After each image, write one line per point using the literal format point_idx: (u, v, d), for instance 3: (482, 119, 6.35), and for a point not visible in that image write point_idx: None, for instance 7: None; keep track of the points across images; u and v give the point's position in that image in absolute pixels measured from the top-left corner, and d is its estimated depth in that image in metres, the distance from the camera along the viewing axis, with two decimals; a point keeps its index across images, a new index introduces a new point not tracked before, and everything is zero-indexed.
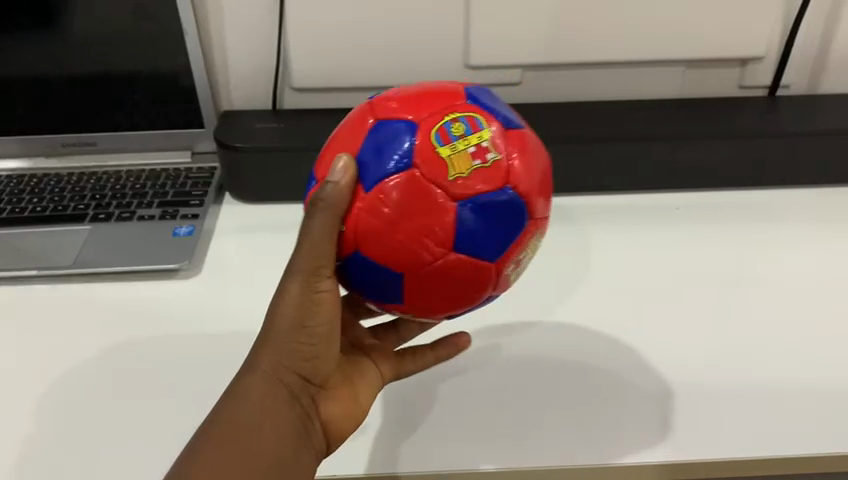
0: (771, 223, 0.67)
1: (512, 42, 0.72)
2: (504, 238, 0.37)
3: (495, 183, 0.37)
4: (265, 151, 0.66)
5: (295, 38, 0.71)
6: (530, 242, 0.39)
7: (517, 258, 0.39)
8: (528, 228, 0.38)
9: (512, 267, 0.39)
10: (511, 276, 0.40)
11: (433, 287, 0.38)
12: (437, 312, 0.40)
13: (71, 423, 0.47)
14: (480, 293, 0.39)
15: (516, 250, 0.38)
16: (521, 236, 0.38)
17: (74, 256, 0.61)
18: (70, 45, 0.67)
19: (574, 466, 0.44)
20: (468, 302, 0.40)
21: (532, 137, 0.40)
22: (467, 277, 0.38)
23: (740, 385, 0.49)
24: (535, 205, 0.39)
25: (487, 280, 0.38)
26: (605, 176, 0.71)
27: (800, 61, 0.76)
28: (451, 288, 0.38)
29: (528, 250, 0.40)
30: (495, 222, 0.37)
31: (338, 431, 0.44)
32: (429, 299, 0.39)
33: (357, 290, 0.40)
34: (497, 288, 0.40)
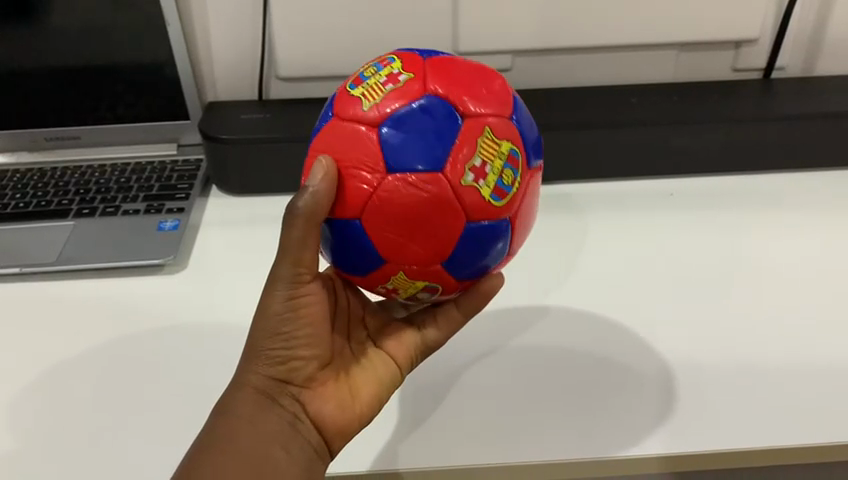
0: (766, 208, 0.66)
1: (501, 27, 0.70)
2: (441, 146, 0.35)
3: (409, 96, 0.37)
4: (249, 141, 0.65)
5: (280, 27, 0.70)
6: (491, 150, 0.36)
7: (474, 168, 0.36)
8: (471, 131, 0.36)
9: (472, 178, 0.36)
10: (485, 195, 0.36)
11: (392, 225, 0.36)
12: (417, 259, 0.37)
13: (51, 422, 0.46)
14: (451, 220, 0.36)
15: (464, 156, 0.36)
16: (462, 138, 0.36)
17: (57, 252, 0.60)
18: (50, 37, 0.66)
19: (565, 459, 0.43)
20: (443, 235, 0.36)
21: (478, 68, 0.40)
22: (416, 199, 0.35)
23: (738, 372, 0.48)
24: (475, 110, 0.37)
25: (445, 196, 0.35)
26: (597, 162, 0.69)
27: (794, 43, 0.75)
28: (410, 221, 0.36)
29: (499, 165, 0.37)
30: (420, 130, 0.36)
31: (334, 428, 0.42)
32: (399, 243, 0.36)
33: (345, 267, 0.40)
34: (467, 207, 0.36)
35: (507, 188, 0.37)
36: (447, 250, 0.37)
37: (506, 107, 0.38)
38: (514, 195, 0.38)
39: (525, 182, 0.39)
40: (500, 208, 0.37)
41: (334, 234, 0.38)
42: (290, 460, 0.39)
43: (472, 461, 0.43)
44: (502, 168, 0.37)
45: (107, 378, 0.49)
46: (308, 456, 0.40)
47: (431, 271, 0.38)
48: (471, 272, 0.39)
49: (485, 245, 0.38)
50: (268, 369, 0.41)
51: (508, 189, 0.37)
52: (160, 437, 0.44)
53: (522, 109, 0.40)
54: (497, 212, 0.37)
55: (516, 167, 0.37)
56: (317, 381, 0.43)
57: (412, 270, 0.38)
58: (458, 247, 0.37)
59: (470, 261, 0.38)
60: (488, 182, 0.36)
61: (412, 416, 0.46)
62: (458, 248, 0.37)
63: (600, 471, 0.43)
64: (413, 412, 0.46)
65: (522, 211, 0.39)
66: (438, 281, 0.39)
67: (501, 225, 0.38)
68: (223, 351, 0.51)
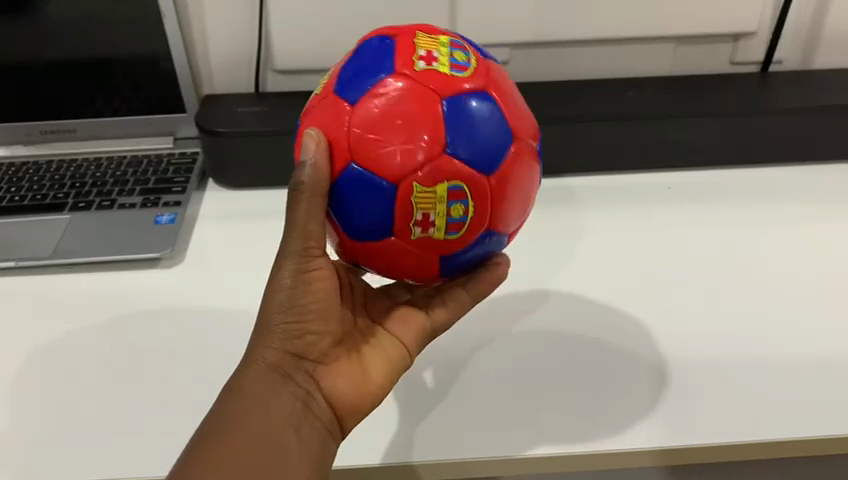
0: (765, 201, 0.66)
1: (498, 20, 0.70)
2: (383, 57, 0.38)
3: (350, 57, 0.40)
4: (246, 135, 0.65)
5: (277, 19, 0.69)
6: (427, 44, 0.38)
7: (419, 57, 0.37)
8: (403, 40, 0.39)
9: (420, 63, 0.37)
10: (445, 71, 0.37)
11: (375, 137, 0.36)
12: (418, 156, 0.36)
13: (48, 415, 0.46)
14: (431, 100, 0.36)
15: (407, 54, 0.38)
16: (400, 47, 0.38)
17: (53, 246, 0.59)
18: (46, 29, 0.65)
19: (570, 452, 0.43)
20: (424, 113, 0.36)
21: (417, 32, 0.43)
22: (381, 98, 0.36)
23: (739, 365, 0.48)
24: (402, 32, 0.40)
25: (412, 88, 0.36)
26: (595, 156, 0.69)
27: (792, 36, 0.75)
28: (386, 119, 0.36)
29: (444, 53, 0.38)
30: (364, 60, 0.38)
31: (345, 406, 0.42)
32: (393, 148, 0.36)
33: (364, 229, 0.38)
34: (437, 86, 0.36)
35: (463, 67, 0.38)
36: (438, 128, 0.36)
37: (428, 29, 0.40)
38: (477, 70, 0.38)
39: (486, 69, 0.39)
40: (466, 78, 0.37)
41: (344, 204, 0.38)
42: (301, 445, 0.38)
43: (481, 453, 0.43)
44: (448, 55, 0.38)
45: (105, 371, 0.49)
46: (319, 436, 0.40)
47: (438, 162, 0.36)
48: (487, 159, 0.37)
49: (475, 112, 0.36)
50: (282, 341, 0.40)
51: (464, 67, 0.38)
52: (158, 430, 0.44)
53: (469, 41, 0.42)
54: (465, 81, 0.37)
55: (463, 51, 0.39)
56: (328, 359, 0.43)
57: (421, 173, 0.36)
58: (448, 120, 0.36)
59: (474, 136, 0.36)
60: (438, 63, 0.37)
61: (417, 409, 0.46)
62: (447, 120, 0.36)
63: (601, 464, 0.43)
64: (415, 405, 0.46)
65: (504, 94, 0.38)
66: (460, 180, 0.36)
67: (480, 94, 0.37)
68: (222, 345, 0.51)
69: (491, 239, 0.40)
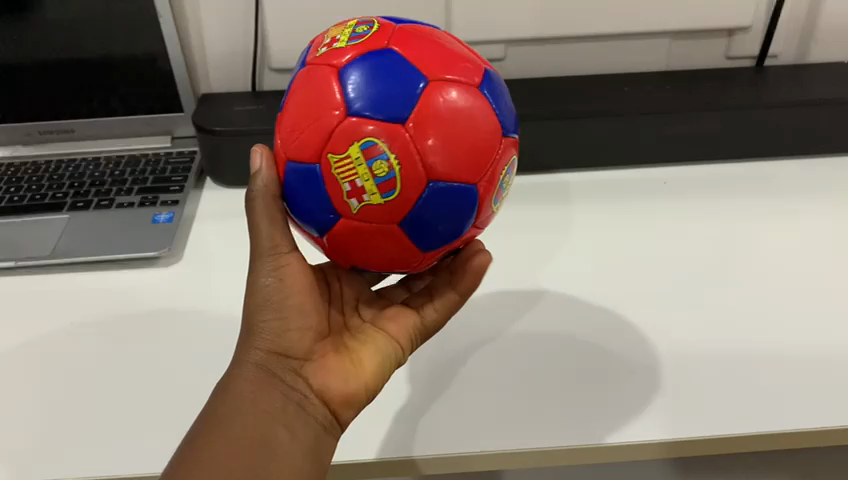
0: (762, 195, 0.66)
1: (494, 17, 0.71)
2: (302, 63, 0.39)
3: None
4: (243, 134, 0.65)
5: (273, 18, 0.70)
6: (339, 32, 0.39)
7: (323, 45, 0.38)
8: (320, 39, 0.40)
9: (323, 50, 0.38)
10: (340, 47, 0.37)
11: (294, 127, 0.37)
12: (328, 127, 0.35)
13: (48, 412, 0.46)
14: (325, 78, 0.36)
15: (316, 50, 0.39)
16: (314, 49, 0.39)
17: (52, 245, 0.60)
18: (43, 30, 0.66)
19: (569, 445, 0.43)
20: (325, 87, 0.36)
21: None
22: (294, 93, 0.37)
23: (735, 358, 0.48)
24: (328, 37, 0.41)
25: (313, 77, 0.37)
26: (592, 152, 0.70)
27: (787, 30, 0.75)
28: (298, 109, 0.37)
29: (351, 31, 0.38)
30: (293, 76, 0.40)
31: (340, 398, 0.42)
32: (307, 129, 0.36)
33: (315, 219, 0.37)
34: (331, 62, 0.36)
35: (368, 33, 0.38)
36: (338, 94, 0.35)
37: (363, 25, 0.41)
38: (377, 33, 0.37)
39: (400, 27, 0.38)
40: (366, 41, 0.37)
41: (296, 207, 0.38)
42: (293, 442, 0.39)
43: (480, 448, 0.43)
44: (355, 30, 0.38)
45: (104, 369, 0.49)
46: (311, 431, 0.40)
47: (340, 129, 0.35)
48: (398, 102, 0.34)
49: (378, 66, 0.35)
50: (264, 341, 0.41)
51: (366, 33, 0.38)
52: (156, 427, 0.45)
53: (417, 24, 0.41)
54: (365, 44, 0.37)
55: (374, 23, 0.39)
56: (318, 355, 0.43)
57: (334, 141, 0.35)
58: (347, 82, 0.35)
59: (376, 87, 0.35)
60: (341, 42, 0.38)
61: (414, 406, 0.46)
62: (347, 81, 0.35)
63: (598, 458, 0.44)
64: (411, 402, 0.47)
65: (421, 40, 0.37)
66: (370, 135, 0.34)
67: (385, 49, 0.36)
68: (219, 342, 0.51)
69: (449, 190, 0.35)
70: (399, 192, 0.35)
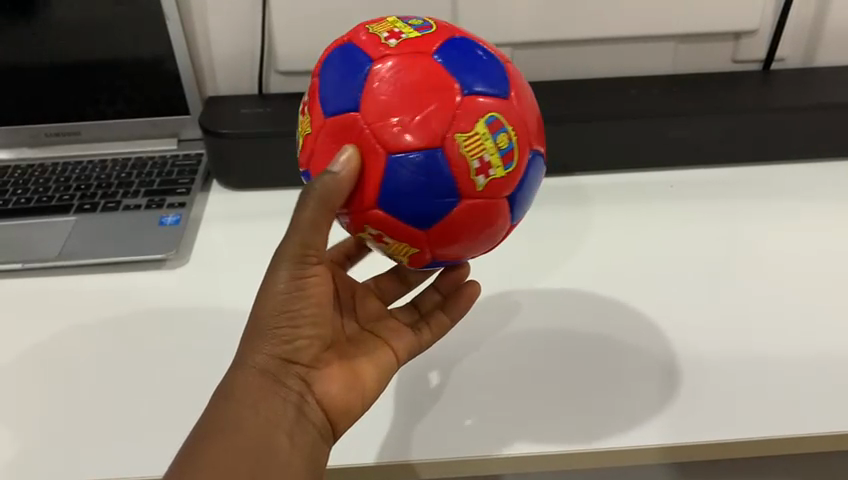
0: (768, 199, 0.66)
1: (499, 21, 0.71)
2: (355, 54, 0.38)
3: (315, 86, 0.39)
4: (250, 136, 0.65)
5: (280, 21, 0.70)
6: (383, 28, 0.39)
7: (386, 36, 0.38)
8: (359, 36, 0.39)
9: (390, 41, 0.38)
10: (416, 36, 0.38)
11: (399, 112, 0.35)
12: (448, 109, 0.35)
13: (54, 413, 0.46)
14: (423, 61, 0.36)
15: (374, 42, 0.38)
16: (362, 42, 0.38)
17: (59, 247, 0.60)
18: (50, 33, 0.66)
19: (575, 449, 0.43)
20: (434, 72, 0.36)
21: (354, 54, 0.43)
22: (384, 77, 0.36)
23: (741, 363, 0.48)
24: (350, 36, 0.40)
25: (401, 61, 0.36)
26: (597, 155, 0.70)
27: (794, 34, 0.75)
28: (400, 93, 0.35)
29: (402, 25, 0.39)
30: (339, 69, 0.38)
31: (339, 408, 0.43)
32: (425, 112, 0.35)
33: (425, 206, 0.36)
34: (423, 47, 0.37)
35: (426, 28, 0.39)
36: (453, 79, 0.36)
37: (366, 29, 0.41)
38: (434, 25, 0.39)
39: (442, 24, 0.40)
40: (435, 34, 0.38)
41: (399, 197, 0.36)
42: (292, 450, 0.39)
43: (488, 450, 0.43)
44: (405, 25, 0.39)
45: (109, 371, 0.49)
46: (311, 436, 0.40)
47: (465, 107, 0.36)
48: (500, 88, 0.37)
49: (466, 55, 0.37)
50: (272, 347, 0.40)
51: (427, 26, 0.39)
52: (162, 429, 0.45)
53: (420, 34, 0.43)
54: (438, 37, 0.38)
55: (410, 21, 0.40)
56: (319, 364, 0.43)
57: (462, 123, 0.35)
58: (453, 71, 0.36)
59: (478, 76, 0.37)
60: (409, 34, 0.38)
61: (420, 407, 0.46)
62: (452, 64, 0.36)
63: (604, 462, 0.44)
64: (415, 404, 0.47)
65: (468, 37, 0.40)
66: (494, 111, 0.36)
67: (458, 41, 0.38)
68: (225, 344, 0.51)
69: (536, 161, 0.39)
70: (512, 168, 0.37)
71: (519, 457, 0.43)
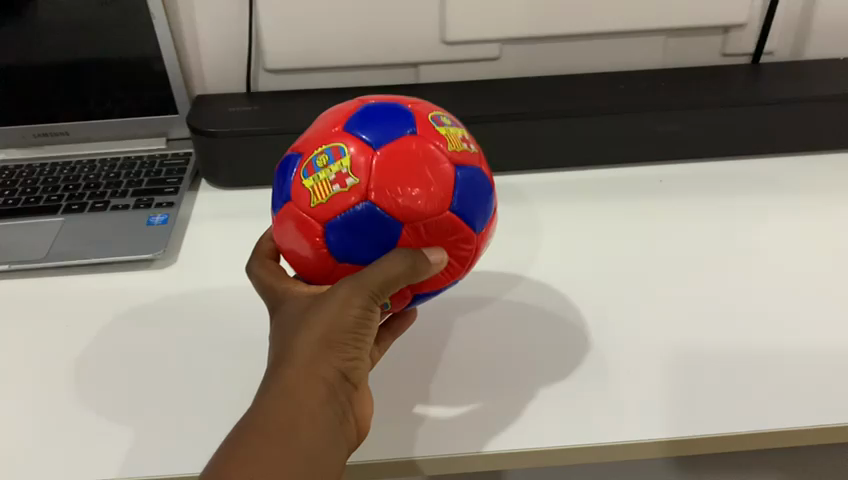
0: (759, 192, 0.66)
1: (488, 17, 0.70)
2: (345, 220, 0.37)
3: (346, 266, 0.38)
4: (236, 135, 0.65)
5: (266, 20, 0.69)
6: (320, 194, 0.37)
7: (336, 186, 0.37)
8: (321, 212, 0.37)
9: (348, 184, 0.36)
10: (340, 165, 0.37)
11: (433, 191, 0.36)
12: (425, 146, 0.37)
13: (40, 412, 0.46)
14: (381, 161, 0.36)
15: (343, 200, 0.36)
16: (334, 211, 0.37)
17: (46, 249, 0.60)
18: (36, 32, 0.65)
19: (566, 446, 0.42)
20: (395, 150, 0.37)
21: (279, 234, 0.40)
22: (395, 197, 0.36)
23: (732, 355, 0.48)
24: (307, 229, 0.38)
25: (377, 179, 0.36)
26: (586, 152, 0.69)
27: (783, 27, 0.75)
28: (410, 191, 0.36)
29: (321, 174, 0.37)
30: (354, 237, 0.37)
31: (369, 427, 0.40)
32: (436, 169, 0.37)
33: (489, 198, 0.40)
34: (358, 157, 0.37)
35: (337, 149, 0.37)
36: (397, 141, 0.37)
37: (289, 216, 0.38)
38: (319, 143, 0.38)
39: (314, 141, 0.39)
40: (344, 144, 0.37)
41: (476, 202, 0.39)
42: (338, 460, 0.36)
43: (478, 448, 0.42)
44: (320, 172, 0.37)
45: (97, 369, 0.49)
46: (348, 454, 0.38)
47: (425, 131, 0.38)
48: (398, 110, 0.39)
49: (363, 124, 0.38)
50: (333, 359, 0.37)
51: (327, 153, 0.38)
52: (152, 428, 0.44)
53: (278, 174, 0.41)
54: (354, 144, 0.37)
55: (305, 164, 0.38)
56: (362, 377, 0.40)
57: (434, 143, 0.38)
58: (391, 139, 0.37)
59: (390, 124, 0.38)
60: (343, 166, 0.37)
61: (408, 404, 0.46)
62: (378, 139, 0.37)
63: (600, 457, 0.43)
64: (405, 403, 0.46)
65: (324, 125, 0.39)
66: (423, 112, 0.40)
67: (353, 131, 0.38)
68: (211, 339, 0.51)
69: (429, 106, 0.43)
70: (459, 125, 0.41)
71: (511, 455, 0.42)
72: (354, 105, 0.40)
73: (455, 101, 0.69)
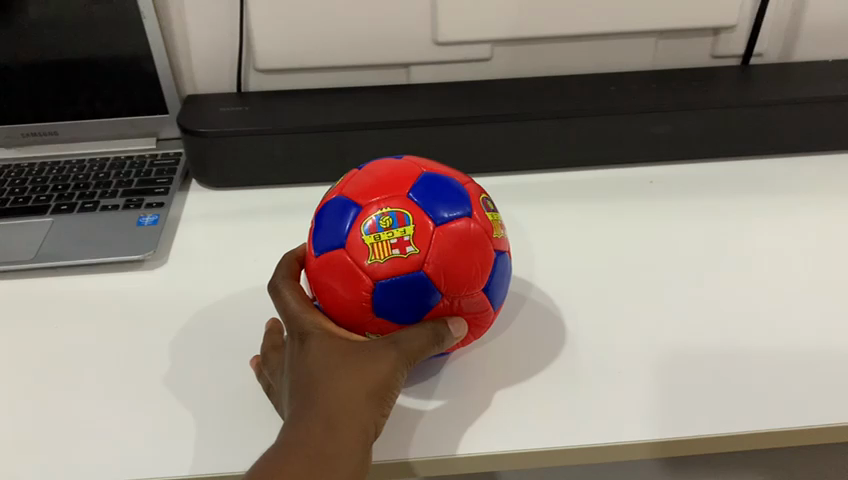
0: (748, 193, 0.66)
1: (480, 18, 0.70)
2: (401, 282, 0.40)
3: (379, 322, 0.41)
4: (227, 135, 0.65)
5: (257, 20, 0.69)
6: (382, 252, 0.40)
7: (398, 250, 0.39)
8: (379, 270, 0.40)
9: (408, 252, 0.39)
10: (408, 231, 0.40)
11: (476, 273, 0.41)
12: (480, 230, 0.41)
13: (30, 413, 0.45)
14: (446, 237, 0.40)
15: (402, 265, 0.39)
16: (394, 271, 0.39)
17: (35, 249, 0.59)
18: (24, 31, 0.65)
19: (560, 446, 0.42)
20: (457, 229, 0.40)
21: (318, 275, 0.42)
22: (449, 272, 0.40)
23: (725, 356, 0.48)
24: (358, 282, 0.40)
25: (440, 252, 0.40)
26: (578, 152, 0.70)
27: (772, 29, 0.75)
28: (463, 268, 0.40)
29: (383, 235, 0.40)
30: (401, 299, 0.40)
31: None
32: (484, 253, 0.41)
33: (508, 282, 0.45)
34: (424, 229, 0.40)
35: (402, 215, 0.40)
36: (460, 220, 0.41)
37: (344, 263, 0.41)
38: (385, 203, 0.41)
39: (380, 196, 0.41)
40: (410, 211, 0.40)
41: (500, 287, 0.44)
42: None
43: (472, 449, 0.42)
44: (382, 233, 0.40)
45: (87, 371, 0.48)
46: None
47: (481, 218, 0.42)
48: (459, 190, 0.42)
49: (426, 194, 0.41)
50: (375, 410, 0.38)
51: (394, 216, 0.40)
52: (143, 431, 0.44)
53: (323, 215, 0.43)
54: (419, 214, 0.40)
55: (370, 218, 0.40)
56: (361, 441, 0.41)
57: (486, 230, 0.42)
58: (453, 217, 0.41)
59: (452, 200, 0.41)
60: (407, 233, 0.40)
61: (402, 403, 0.45)
62: (445, 215, 0.40)
63: (593, 458, 0.43)
64: (400, 403, 0.45)
65: (391, 184, 0.42)
66: (478, 196, 0.44)
67: (416, 198, 0.41)
68: (203, 340, 0.51)
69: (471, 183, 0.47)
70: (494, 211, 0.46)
71: (504, 456, 0.42)
72: (414, 168, 0.43)
73: (447, 101, 0.69)
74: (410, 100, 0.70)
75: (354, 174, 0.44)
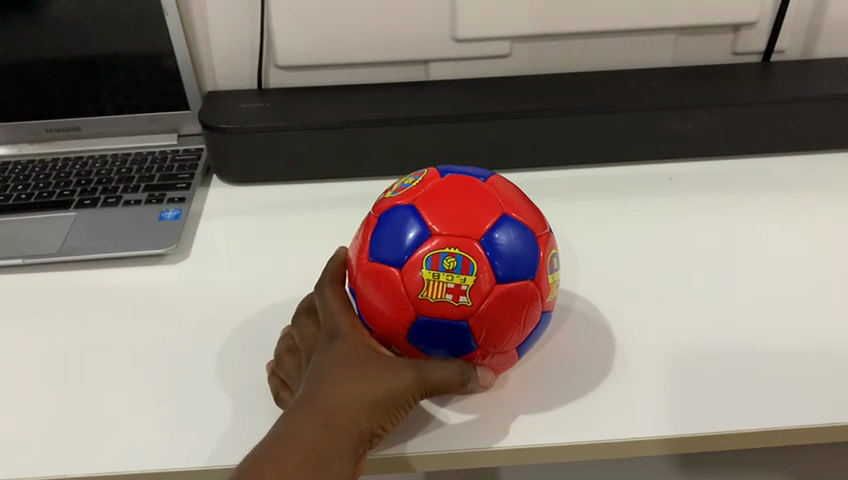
0: (766, 191, 0.66)
1: (498, 15, 0.71)
2: (443, 325, 0.40)
3: (409, 346, 0.42)
4: (249, 131, 0.65)
5: (277, 16, 0.70)
6: (436, 291, 0.39)
7: (451, 297, 0.39)
8: (428, 308, 0.39)
9: (460, 301, 0.39)
10: (470, 281, 0.39)
11: (514, 330, 0.41)
12: (535, 293, 0.41)
13: (51, 405, 0.46)
14: (501, 299, 0.40)
15: (449, 311, 0.39)
16: (441, 314, 0.39)
17: (60, 243, 0.60)
18: (48, 28, 0.66)
19: (571, 442, 0.43)
20: (512, 289, 0.40)
21: (367, 278, 0.42)
22: (489, 330, 0.40)
23: (741, 355, 0.48)
24: (405, 309, 0.40)
25: (490, 310, 0.40)
26: (596, 150, 0.70)
27: (794, 26, 0.75)
28: (503, 328, 0.41)
29: (443, 275, 0.39)
30: (437, 337, 0.40)
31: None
32: (527, 316, 0.41)
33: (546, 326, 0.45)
34: (485, 283, 0.39)
35: (468, 262, 0.39)
36: (518, 283, 0.40)
37: (397, 286, 0.40)
38: (458, 241, 0.39)
39: (453, 232, 0.40)
40: (477, 259, 0.39)
41: (536, 337, 0.44)
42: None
43: (488, 443, 0.43)
44: (442, 272, 0.39)
45: (108, 364, 0.49)
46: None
47: (541, 281, 0.41)
48: (531, 243, 0.41)
49: (500, 243, 0.40)
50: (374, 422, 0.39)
51: (462, 259, 0.39)
52: (162, 423, 0.44)
53: (389, 217, 0.42)
54: (484, 265, 0.39)
55: (438, 251, 0.39)
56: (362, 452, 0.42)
57: (540, 292, 0.42)
58: (513, 277, 0.40)
59: (520, 251, 0.40)
60: (465, 283, 0.39)
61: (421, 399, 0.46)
62: (507, 272, 0.40)
63: (604, 454, 0.43)
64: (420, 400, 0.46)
65: (469, 219, 0.40)
66: (547, 251, 0.43)
67: (488, 244, 0.40)
68: (224, 335, 0.51)
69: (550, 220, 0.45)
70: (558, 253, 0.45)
71: (517, 450, 0.43)
72: (497, 206, 0.41)
73: (465, 98, 0.70)
74: (429, 97, 0.70)
75: (432, 185, 0.43)
